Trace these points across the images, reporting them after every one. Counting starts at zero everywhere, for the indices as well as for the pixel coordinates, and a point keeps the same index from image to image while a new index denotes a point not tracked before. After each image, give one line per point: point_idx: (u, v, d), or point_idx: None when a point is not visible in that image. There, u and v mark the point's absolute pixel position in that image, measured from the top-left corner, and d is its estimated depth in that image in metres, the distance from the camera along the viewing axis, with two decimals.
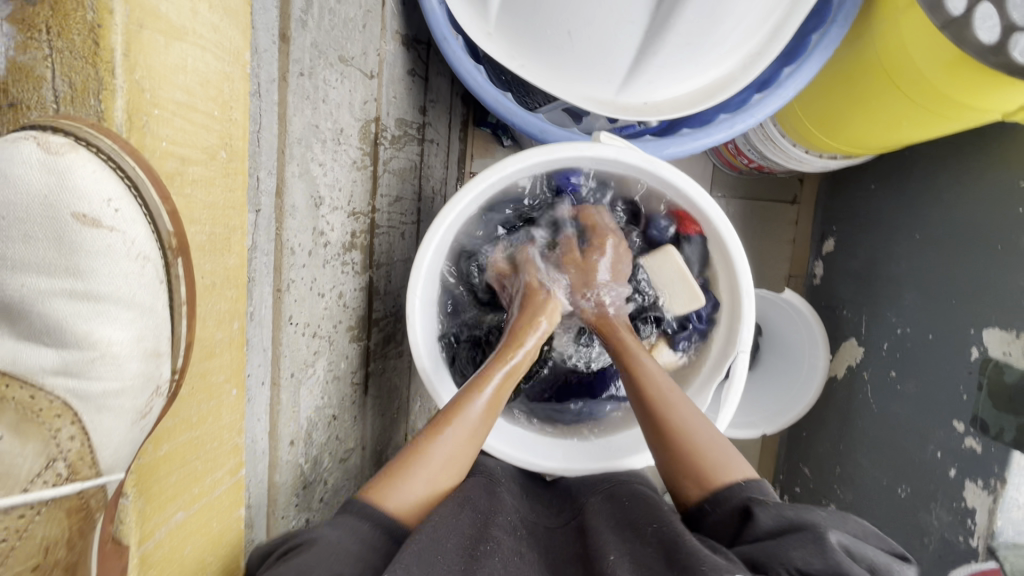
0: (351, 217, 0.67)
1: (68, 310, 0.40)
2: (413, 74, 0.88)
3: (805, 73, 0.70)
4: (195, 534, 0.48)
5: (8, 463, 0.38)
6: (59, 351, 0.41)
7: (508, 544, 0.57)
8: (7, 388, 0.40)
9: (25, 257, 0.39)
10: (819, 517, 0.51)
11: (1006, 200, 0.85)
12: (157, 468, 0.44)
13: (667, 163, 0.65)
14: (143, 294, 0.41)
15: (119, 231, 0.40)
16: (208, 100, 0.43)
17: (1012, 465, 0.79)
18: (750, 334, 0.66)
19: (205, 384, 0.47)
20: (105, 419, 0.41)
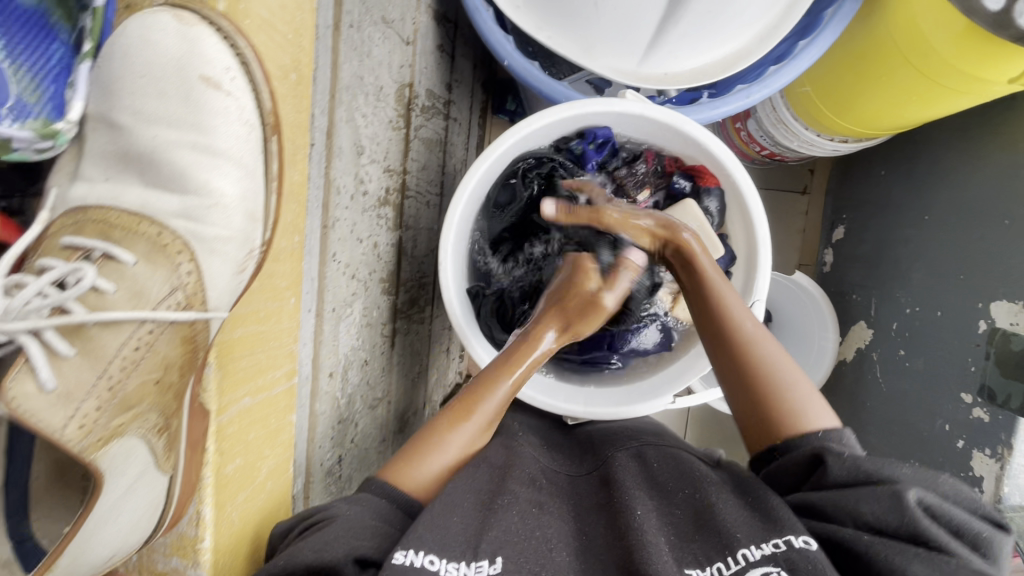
0: (387, 173, 0.71)
1: (191, 159, 0.46)
2: (442, 50, 0.92)
3: (818, 47, 0.74)
4: (257, 423, 0.54)
5: (144, 284, 0.45)
6: (182, 198, 0.46)
7: (526, 495, 0.58)
8: (140, 224, 0.46)
9: (157, 110, 0.46)
10: (899, 474, 0.50)
11: (1013, 176, 0.87)
12: (234, 349, 0.50)
13: (694, 120, 0.68)
14: (248, 156, 0.47)
15: (234, 96, 0.46)
16: (284, 23, 0.48)
17: (1018, 431, 0.82)
18: (765, 284, 0.69)
19: (271, 285, 0.52)
20: (214, 261, 0.47)
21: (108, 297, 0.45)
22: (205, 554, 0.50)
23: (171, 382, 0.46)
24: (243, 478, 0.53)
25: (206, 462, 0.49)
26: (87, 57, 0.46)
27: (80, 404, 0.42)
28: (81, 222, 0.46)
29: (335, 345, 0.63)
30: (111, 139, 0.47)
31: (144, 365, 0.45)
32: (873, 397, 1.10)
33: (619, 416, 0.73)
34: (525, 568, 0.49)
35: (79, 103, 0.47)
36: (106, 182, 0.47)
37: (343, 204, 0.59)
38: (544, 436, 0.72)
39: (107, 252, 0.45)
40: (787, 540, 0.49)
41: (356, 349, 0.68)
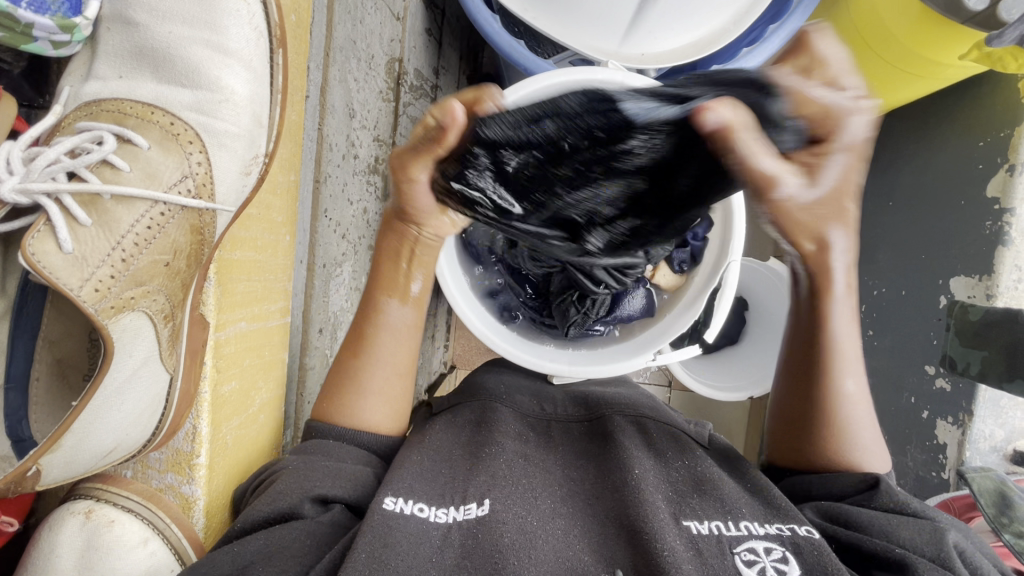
0: (376, 142, 0.73)
1: (203, 56, 0.47)
2: (429, 34, 0.94)
3: (788, 29, 0.78)
4: (251, 351, 0.55)
5: (156, 167, 0.45)
6: (194, 92, 0.47)
7: (513, 446, 0.60)
8: (154, 114, 0.46)
9: (172, 9, 0.47)
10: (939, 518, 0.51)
11: (968, 159, 0.93)
12: (232, 269, 0.51)
13: (671, 90, 0.72)
14: (259, 62, 0.49)
15: (246, 2, 0.47)
16: None
17: (978, 398, 0.86)
18: (739, 244, 0.73)
19: (268, 215, 0.54)
20: (222, 155, 0.47)
21: (122, 175, 0.44)
22: (201, 470, 0.51)
23: (179, 267, 0.46)
24: (238, 402, 0.54)
25: (205, 376, 0.50)
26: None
27: (95, 269, 0.41)
28: (97, 112, 0.46)
29: (325, 301, 0.64)
30: (125, 37, 0.47)
31: (154, 245, 0.44)
32: None
33: (602, 373, 0.75)
34: (513, 509, 0.50)
35: (96, 2, 0.46)
36: (119, 80, 0.47)
37: (335, 161, 0.61)
38: (536, 393, 0.72)
39: (121, 135, 0.45)
40: (790, 526, 0.50)
41: (344, 311, 0.69)
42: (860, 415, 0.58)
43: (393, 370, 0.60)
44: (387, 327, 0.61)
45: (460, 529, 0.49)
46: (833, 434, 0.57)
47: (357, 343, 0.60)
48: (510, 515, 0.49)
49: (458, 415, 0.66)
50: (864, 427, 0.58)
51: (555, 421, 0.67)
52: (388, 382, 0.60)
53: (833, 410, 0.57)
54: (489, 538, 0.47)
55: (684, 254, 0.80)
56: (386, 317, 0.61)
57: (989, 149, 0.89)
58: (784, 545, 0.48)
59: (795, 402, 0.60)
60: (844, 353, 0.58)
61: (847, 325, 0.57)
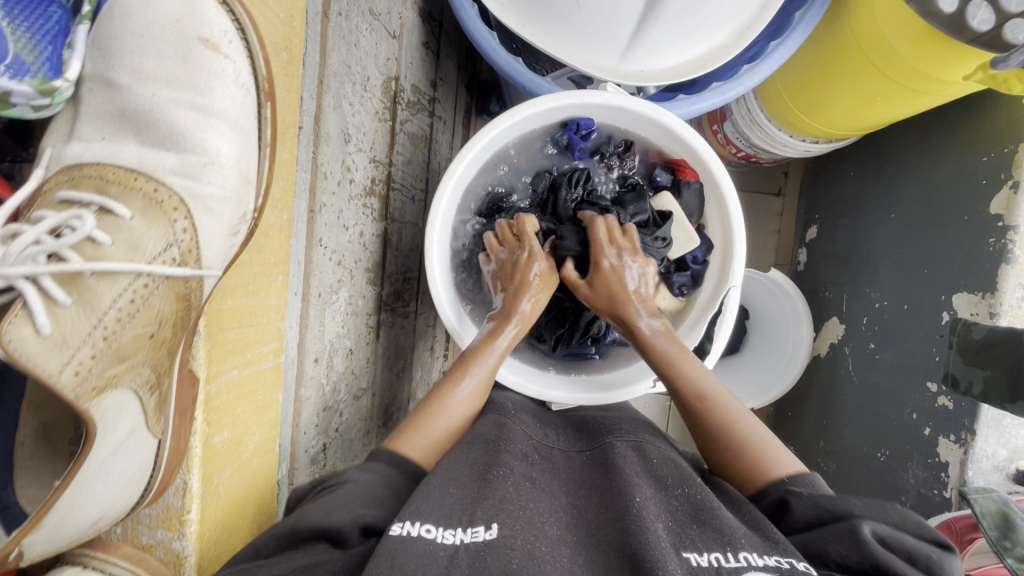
0: (373, 163, 0.72)
1: (187, 119, 0.46)
2: (427, 47, 0.93)
3: (789, 46, 0.77)
4: (243, 398, 0.54)
5: (139, 237, 0.45)
6: (179, 156, 0.46)
7: (521, 470, 0.59)
8: (137, 180, 0.46)
9: (155, 70, 0.46)
10: (855, 509, 0.52)
11: (971, 174, 0.92)
12: (223, 318, 0.51)
13: (670, 113, 0.71)
14: (245, 120, 0.48)
15: (231, 59, 0.47)
16: (277, 3, 0.50)
17: (980, 417, 0.86)
18: (739, 270, 0.73)
19: (260, 260, 0.53)
20: (208, 220, 0.47)
21: (104, 249, 0.44)
22: (191, 525, 0.50)
23: (165, 337, 0.46)
24: (230, 452, 0.54)
25: (195, 432, 0.49)
26: (85, 20, 0.45)
27: (76, 352, 0.41)
28: (78, 177, 0.46)
29: (320, 331, 0.63)
30: (107, 98, 0.47)
31: (138, 318, 0.44)
32: (845, 390, 1.14)
33: (604, 400, 0.75)
34: (520, 535, 0.49)
35: (79, 62, 0.45)
36: (102, 141, 0.46)
37: (330, 190, 0.60)
38: (535, 415, 0.72)
39: (103, 206, 0.45)
40: (790, 560, 0.48)
41: (341, 338, 0.68)
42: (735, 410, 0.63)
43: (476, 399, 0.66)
44: (483, 365, 0.67)
45: (468, 552, 0.47)
46: (729, 437, 0.61)
47: (460, 368, 0.67)
48: (517, 540, 0.48)
49: (472, 429, 0.64)
50: (756, 428, 0.62)
51: (556, 450, 0.67)
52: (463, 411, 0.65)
53: (715, 418, 0.62)
54: (494, 563, 0.45)
55: (684, 279, 0.81)
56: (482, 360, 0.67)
57: (993, 165, 0.88)
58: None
59: (697, 429, 0.64)
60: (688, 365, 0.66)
61: (671, 344, 0.67)
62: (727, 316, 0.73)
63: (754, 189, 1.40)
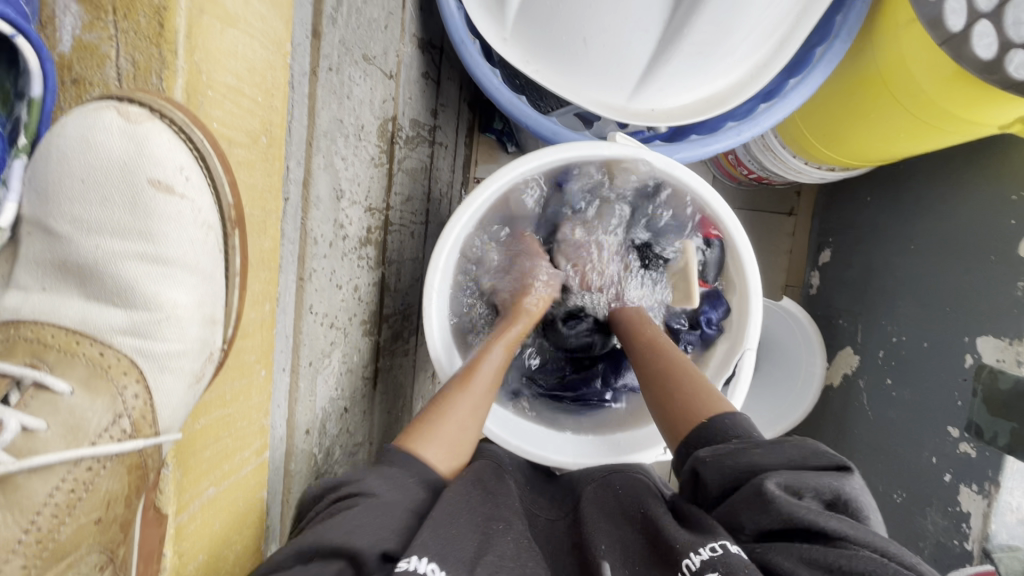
0: (368, 213, 0.68)
1: (138, 271, 0.43)
2: (426, 76, 0.89)
3: (810, 85, 0.73)
4: (222, 511, 0.51)
5: (82, 415, 0.42)
6: (128, 311, 0.43)
7: (516, 527, 0.57)
8: (80, 344, 0.43)
9: (100, 219, 0.42)
10: (758, 468, 0.51)
11: (998, 211, 0.88)
12: (195, 442, 0.47)
13: (682, 166, 0.67)
14: (205, 260, 0.44)
15: (189, 199, 0.43)
16: (253, 86, 0.45)
17: (1005, 469, 0.81)
18: (755, 331, 0.69)
19: (238, 363, 0.49)
20: (164, 378, 0.43)
21: (42, 432, 0.41)
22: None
23: (114, 515, 0.43)
24: (209, 569, 0.50)
25: (165, 567, 0.46)
26: (21, 153, 0.43)
27: (7, 559, 0.38)
28: (16, 340, 0.42)
29: (311, 400, 0.60)
30: (46, 246, 0.43)
31: (85, 502, 0.41)
32: (859, 425, 1.10)
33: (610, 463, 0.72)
34: None
35: (14, 204, 0.43)
36: (43, 292, 0.43)
37: (321, 254, 0.57)
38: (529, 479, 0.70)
39: (40, 380, 0.41)
40: (723, 543, 0.49)
41: (334, 399, 0.65)
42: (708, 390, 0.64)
43: (462, 436, 0.63)
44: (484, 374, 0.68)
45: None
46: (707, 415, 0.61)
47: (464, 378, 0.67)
48: None
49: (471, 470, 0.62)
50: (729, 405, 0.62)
51: (544, 517, 0.64)
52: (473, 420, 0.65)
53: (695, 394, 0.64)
54: None
55: (695, 336, 0.80)
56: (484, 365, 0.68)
57: (1022, 203, 0.84)
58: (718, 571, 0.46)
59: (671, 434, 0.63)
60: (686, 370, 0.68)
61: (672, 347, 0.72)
62: (742, 379, 0.69)
63: (766, 210, 1.35)
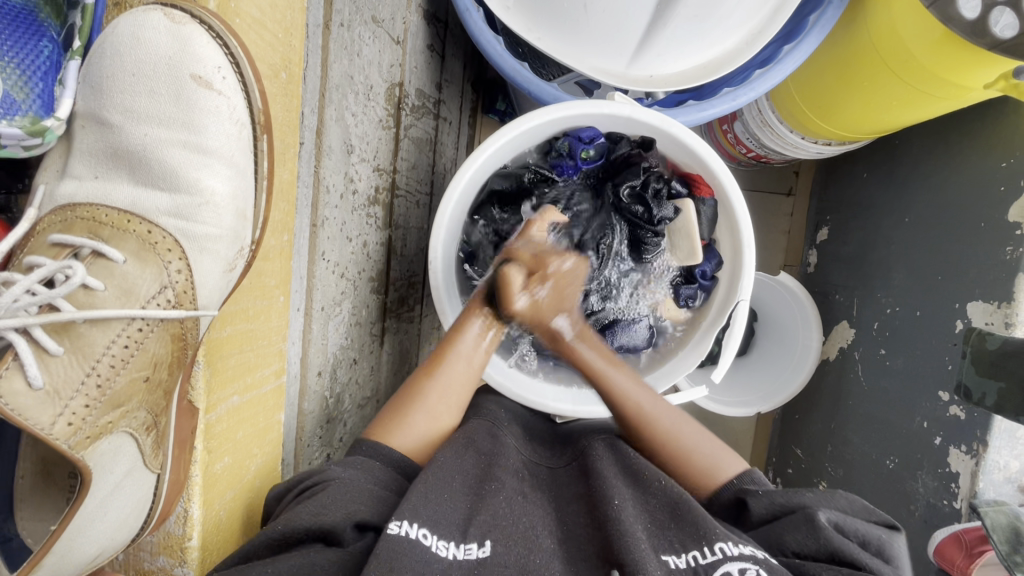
0: (376, 172, 0.71)
1: (181, 158, 0.45)
2: (431, 49, 0.91)
3: (803, 51, 0.75)
4: (245, 422, 0.54)
5: (133, 282, 0.45)
6: (172, 196, 0.46)
7: (512, 483, 0.58)
8: (129, 222, 0.45)
9: (147, 109, 0.45)
10: (808, 500, 0.55)
11: (988, 180, 0.90)
12: (223, 346, 0.50)
13: (680, 123, 0.69)
14: (240, 155, 0.47)
15: (225, 96, 0.46)
16: (274, 21, 0.49)
17: (993, 428, 0.84)
18: (750, 284, 0.72)
19: (259, 283, 0.52)
20: (203, 260, 0.46)
21: (98, 295, 0.44)
22: (192, 552, 0.50)
23: (160, 379, 0.46)
24: (231, 476, 0.54)
25: (195, 461, 0.49)
26: (77, 55, 0.46)
27: (69, 402, 0.42)
28: (70, 219, 0.45)
29: (323, 344, 0.63)
30: (100, 137, 0.46)
31: (133, 362, 0.44)
32: (854, 396, 1.12)
33: (609, 413, 0.74)
34: (514, 549, 0.50)
35: (69, 100, 0.46)
36: (95, 179, 0.46)
37: (333, 203, 0.59)
38: (523, 426, 0.73)
39: (97, 249, 0.44)
40: (761, 550, 0.50)
41: (344, 348, 0.68)
42: (689, 436, 0.65)
43: (450, 403, 0.65)
44: (461, 349, 0.67)
45: (461, 569, 0.48)
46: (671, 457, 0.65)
47: (432, 363, 0.66)
48: (511, 556, 0.49)
49: (466, 432, 0.64)
50: (703, 444, 0.65)
51: (535, 460, 0.66)
52: (456, 397, 0.66)
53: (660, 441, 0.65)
54: None
55: (693, 291, 0.80)
56: (461, 343, 0.67)
57: (1011, 171, 0.86)
58: (757, 564, 0.48)
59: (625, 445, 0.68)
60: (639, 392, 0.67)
61: (618, 372, 0.69)
62: (736, 328, 0.72)
63: (765, 190, 1.37)
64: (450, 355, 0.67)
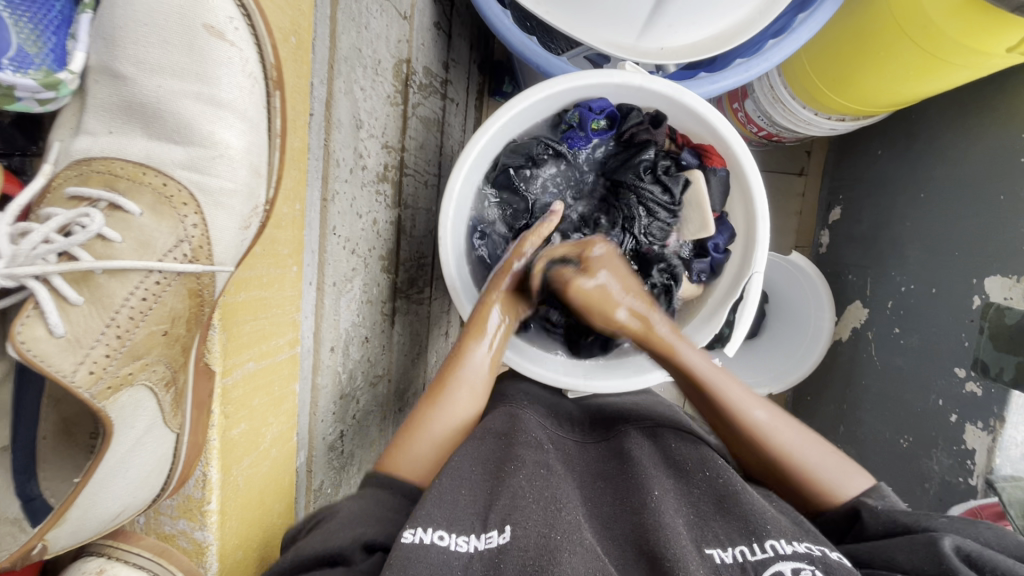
0: (385, 149, 0.70)
1: (194, 109, 0.45)
2: (438, 27, 0.90)
3: (817, 20, 0.73)
4: (260, 390, 0.54)
5: (150, 233, 0.45)
6: (186, 148, 0.46)
7: (533, 459, 0.56)
8: (144, 174, 0.46)
9: (159, 61, 0.45)
10: (936, 524, 0.50)
11: (1009, 151, 0.88)
12: (238, 312, 0.50)
13: (692, 92, 0.68)
14: (253, 111, 0.47)
15: (239, 47, 0.46)
16: None
17: (1011, 404, 0.83)
18: (762, 256, 0.71)
19: (273, 251, 0.52)
20: (219, 215, 0.46)
21: (115, 246, 0.44)
22: (212, 516, 0.51)
23: (178, 333, 0.46)
24: (248, 444, 0.54)
25: (213, 425, 0.50)
26: (88, 8, 0.45)
27: (89, 351, 0.42)
28: (86, 172, 0.45)
29: (336, 320, 0.63)
30: (114, 91, 0.45)
31: (151, 315, 0.45)
32: (868, 375, 1.11)
33: (621, 388, 0.74)
34: (535, 531, 0.46)
35: (82, 54, 0.45)
36: (110, 135, 0.46)
37: (342, 177, 0.59)
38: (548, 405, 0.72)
39: (111, 201, 0.45)
40: (821, 548, 0.48)
41: (356, 325, 0.68)
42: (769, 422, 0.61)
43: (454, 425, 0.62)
44: (463, 379, 0.65)
45: (482, 561, 0.45)
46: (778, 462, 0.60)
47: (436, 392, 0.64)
48: (530, 539, 0.45)
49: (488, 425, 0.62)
50: (804, 445, 0.60)
51: (572, 441, 0.65)
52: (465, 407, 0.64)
53: (749, 429, 0.61)
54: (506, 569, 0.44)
55: (704, 266, 0.79)
56: (463, 371, 0.65)
57: None
58: (813, 564, 0.46)
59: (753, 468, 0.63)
60: (729, 387, 0.62)
61: (705, 363, 0.64)
62: (749, 301, 0.71)
63: (776, 170, 1.35)
64: (451, 383, 0.64)
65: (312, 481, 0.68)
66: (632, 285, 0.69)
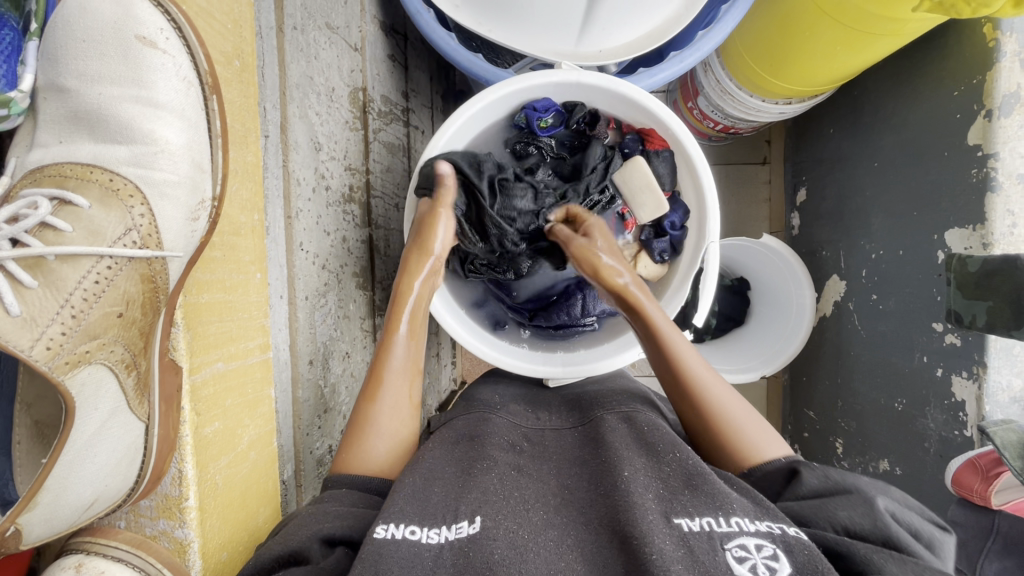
0: (348, 171, 0.74)
1: (134, 112, 0.49)
2: (395, 60, 0.94)
3: (740, 8, 0.78)
4: (233, 390, 0.57)
5: (99, 224, 0.48)
6: (129, 147, 0.49)
7: (505, 459, 0.58)
8: (92, 172, 0.49)
9: (100, 71, 0.48)
10: (865, 485, 0.51)
11: (945, 111, 0.92)
12: (200, 312, 0.54)
13: (628, 83, 0.72)
14: (191, 111, 0.50)
15: (170, 54, 0.49)
16: (223, 14, 0.53)
17: (989, 349, 0.84)
18: (716, 227, 0.75)
19: (233, 256, 0.56)
20: (164, 205, 0.49)
21: (65, 236, 0.47)
22: (191, 512, 0.53)
23: (133, 316, 0.48)
24: (224, 442, 0.57)
25: (184, 421, 0.52)
26: (35, 36, 0.49)
27: (45, 328, 0.44)
28: (39, 178, 0.48)
29: (311, 333, 0.67)
30: (61, 103, 0.49)
31: (105, 297, 0.47)
32: (856, 345, 1.12)
33: (595, 370, 0.75)
34: (505, 525, 0.48)
35: (31, 74, 0.48)
36: (60, 144, 0.49)
37: (305, 196, 0.64)
38: (530, 400, 0.73)
39: (60, 198, 0.47)
40: (779, 526, 0.47)
41: (334, 339, 0.72)
42: (723, 392, 0.62)
43: (401, 411, 0.61)
44: (396, 366, 0.63)
45: (452, 550, 0.47)
46: (719, 431, 0.60)
47: (372, 385, 0.62)
48: (501, 531, 0.47)
49: (451, 428, 0.65)
50: (740, 409, 0.61)
51: (548, 430, 0.66)
52: (405, 409, 0.62)
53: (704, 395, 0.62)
54: (478, 555, 0.45)
55: (664, 245, 0.82)
56: (392, 358, 0.63)
57: (965, 98, 0.88)
58: (774, 542, 0.45)
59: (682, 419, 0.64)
60: (680, 345, 0.65)
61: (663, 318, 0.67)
62: (709, 272, 0.74)
63: (741, 162, 1.39)
64: (386, 373, 0.62)
65: (302, 492, 0.71)
66: (619, 255, 0.73)
